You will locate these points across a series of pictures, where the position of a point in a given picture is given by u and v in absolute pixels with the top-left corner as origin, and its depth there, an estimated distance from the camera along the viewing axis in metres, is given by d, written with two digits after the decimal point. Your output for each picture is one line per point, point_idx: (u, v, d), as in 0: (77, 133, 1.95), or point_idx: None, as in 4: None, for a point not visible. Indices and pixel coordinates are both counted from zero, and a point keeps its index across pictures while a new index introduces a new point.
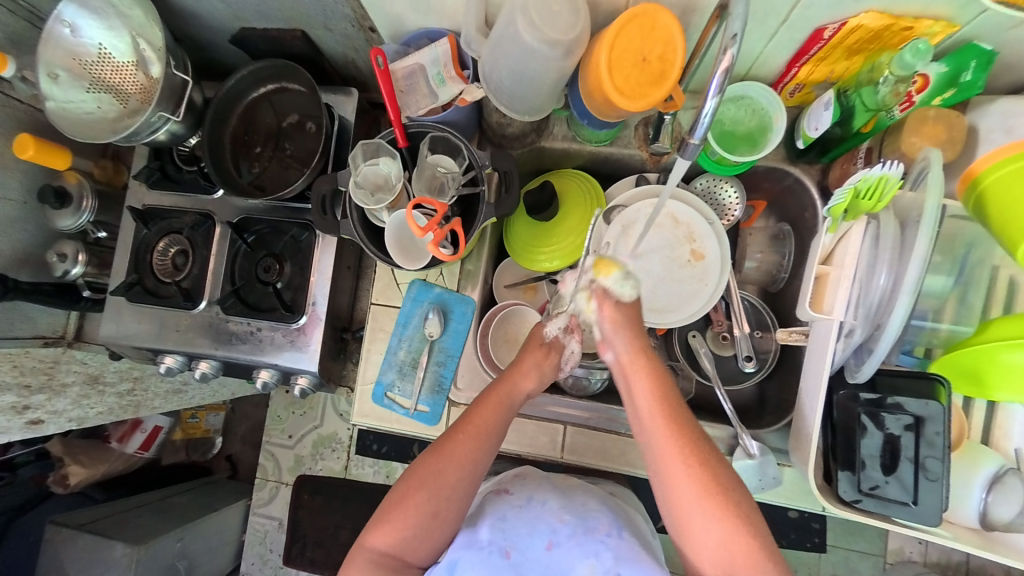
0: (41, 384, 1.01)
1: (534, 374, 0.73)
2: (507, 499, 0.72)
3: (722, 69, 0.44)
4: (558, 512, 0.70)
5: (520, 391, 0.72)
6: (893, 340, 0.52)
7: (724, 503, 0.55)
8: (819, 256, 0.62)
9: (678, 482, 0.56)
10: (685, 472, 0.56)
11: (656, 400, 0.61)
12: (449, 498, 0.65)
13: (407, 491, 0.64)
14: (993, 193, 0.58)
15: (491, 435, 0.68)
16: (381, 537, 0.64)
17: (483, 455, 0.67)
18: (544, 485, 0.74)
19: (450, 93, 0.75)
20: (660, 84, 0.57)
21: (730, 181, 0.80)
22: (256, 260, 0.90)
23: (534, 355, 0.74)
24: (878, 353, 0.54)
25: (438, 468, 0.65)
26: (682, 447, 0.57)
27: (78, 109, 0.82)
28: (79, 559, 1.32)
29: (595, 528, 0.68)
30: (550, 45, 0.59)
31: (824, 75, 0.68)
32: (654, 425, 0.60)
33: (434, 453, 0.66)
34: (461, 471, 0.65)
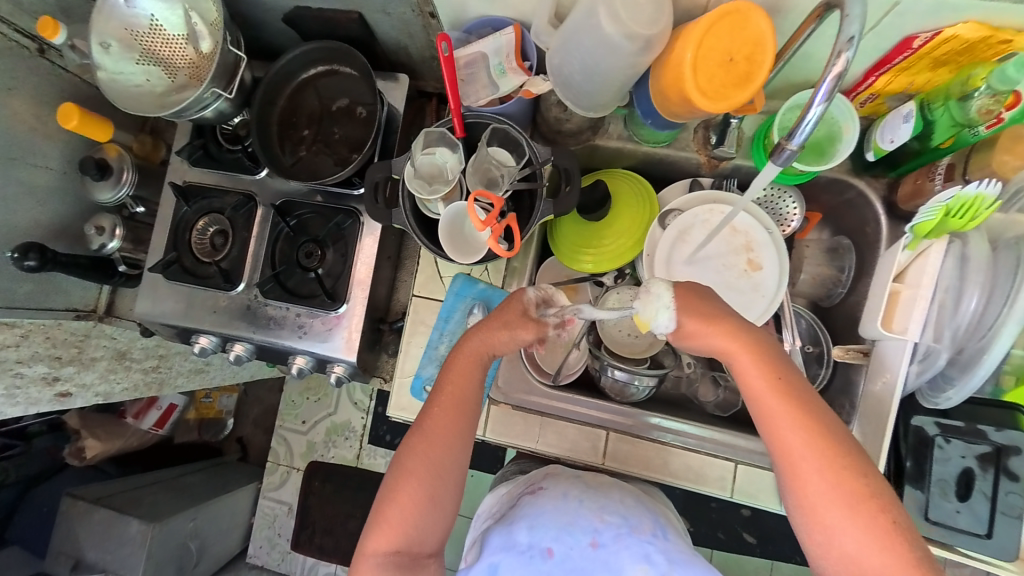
0: (71, 356, 1.01)
1: (507, 329, 0.66)
2: (542, 498, 0.70)
3: (834, 74, 0.43)
4: (596, 512, 0.66)
5: (491, 351, 0.67)
6: (991, 368, 0.53)
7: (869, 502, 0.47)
8: (892, 273, 0.61)
9: (809, 477, 0.49)
10: (816, 464, 0.48)
11: (772, 386, 0.52)
12: (443, 475, 0.62)
13: (398, 483, 0.61)
14: None
15: (466, 405, 0.65)
16: (383, 539, 0.59)
17: (461, 423, 0.64)
18: (580, 484, 0.72)
19: (510, 85, 0.72)
20: (744, 86, 0.55)
21: (790, 191, 0.78)
22: (297, 245, 0.88)
23: (513, 322, 0.66)
24: (972, 381, 0.54)
25: (422, 450, 0.62)
26: (810, 439, 0.49)
27: (127, 81, 0.80)
28: (94, 534, 1.32)
29: (637, 527, 0.65)
30: (630, 38, 0.57)
31: (902, 86, 0.66)
32: (775, 415, 0.51)
33: (416, 437, 0.63)
34: (446, 442, 0.63)
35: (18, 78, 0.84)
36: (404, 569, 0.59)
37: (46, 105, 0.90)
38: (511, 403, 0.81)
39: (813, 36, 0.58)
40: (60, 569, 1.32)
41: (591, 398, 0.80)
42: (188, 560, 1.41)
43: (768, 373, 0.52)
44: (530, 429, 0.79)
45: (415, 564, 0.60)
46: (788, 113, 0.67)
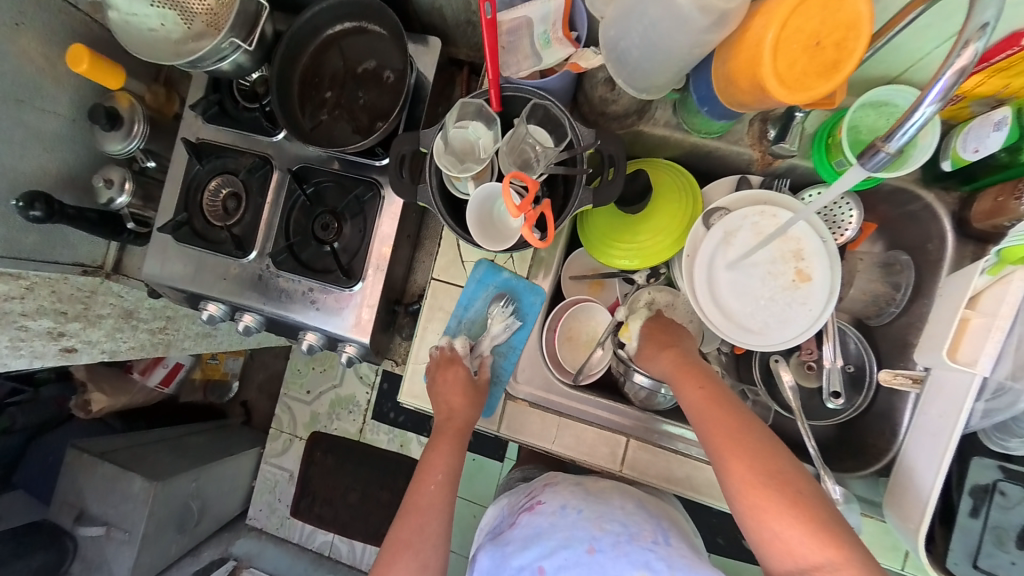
0: (78, 313, 0.99)
1: (463, 401, 0.75)
2: (539, 512, 0.69)
3: (956, 69, 0.36)
4: (594, 520, 0.65)
5: (465, 422, 0.76)
6: None
7: (788, 491, 0.52)
8: (965, 297, 0.56)
9: (733, 465, 0.55)
10: (740, 453, 0.55)
11: (701, 396, 0.61)
12: (435, 542, 0.68)
13: (392, 556, 0.66)
14: None
15: (449, 476, 0.74)
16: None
17: (448, 494, 0.73)
18: (579, 494, 0.70)
19: (555, 57, 0.65)
20: (828, 76, 0.48)
21: (846, 198, 0.72)
22: (313, 216, 0.84)
23: (444, 387, 0.75)
24: None
25: (416, 523, 0.69)
26: (729, 429, 0.57)
27: (141, 24, 0.74)
28: (98, 487, 1.33)
29: (638, 536, 0.63)
30: (702, 9, 0.50)
31: (994, 89, 0.59)
32: (702, 410, 0.60)
33: (408, 513, 0.70)
34: (437, 513, 0.70)
35: (27, 13, 0.78)
36: None
37: (56, 46, 0.84)
38: (528, 400, 0.79)
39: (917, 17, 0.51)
40: (64, 518, 1.34)
41: (610, 401, 0.78)
42: (189, 519, 1.43)
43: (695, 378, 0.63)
44: (546, 429, 0.75)
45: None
46: (859, 111, 0.64)
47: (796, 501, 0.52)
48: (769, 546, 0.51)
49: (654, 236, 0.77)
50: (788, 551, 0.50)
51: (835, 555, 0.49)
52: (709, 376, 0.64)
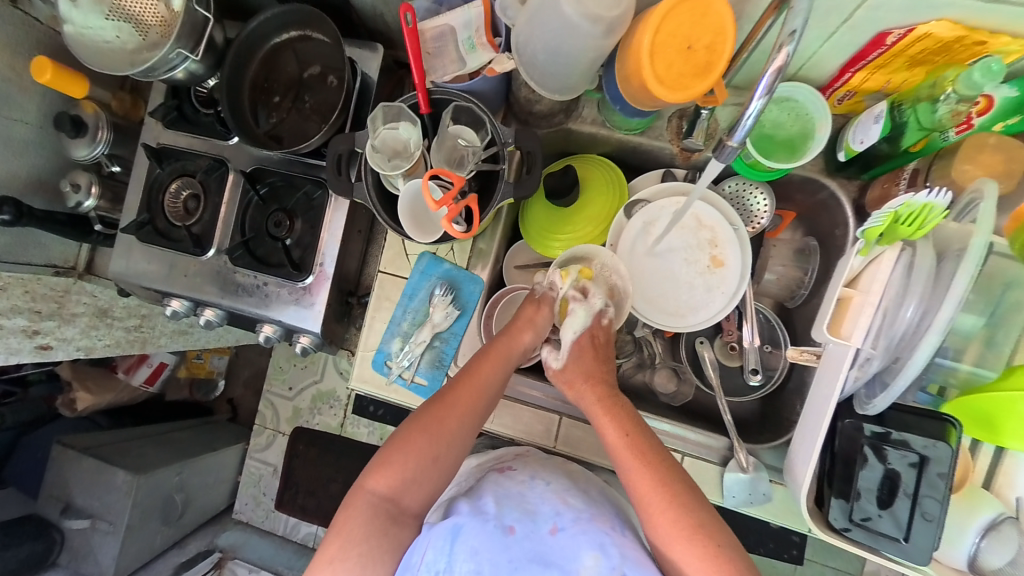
0: (52, 311, 1.04)
1: (532, 328, 0.75)
2: (509, 477, 0.72)
3: (775, 67, 0.43)
4: (560, 494, 0.69)
5: (520, 346, 0.73)
6: (913, 377, 0.52)
7: (708, 541, 0.58)
8: (845, 277, 0.61)
9: (657, 519, 0.60)
10: (662, 507, 0.60)
11: (622, 436, 0.65)
12: (450, 445, 0.66)
13: (409, 434, 0.66)
14: None
15: (492, 390, 0.69)
16: (381, 482, 0.64)
17: (481, 407, 0.69)
18: (549, 469, 0.74)
19: (479, 60, 0.70)
20: (704, 76, 0.53)
21: (761, 188, 0.77)
22: (267, 214, 0.89)
23: (528, 311, 0.76)
24: (895, 389, 0.54)
25: (442, 413, 0.67)
26: (652, 484, 0.61)
27: (97, 36, 0.79)
28: (83, 480, 1.38)
29: (598, 517, 0.66)
30: (591, 20, 0.56)
31: (880, 84, 0.64)
32: (626, 461, 0.63)
33: (438, 400, 0.68)
34: (464, 417, 0.67)
35: None
36: (389, 520, 0.64)
37: (22, 57, 0.89)
38: None
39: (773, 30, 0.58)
40: (51, 510, 1.40)
41: (550, 383, 0.83)
42: (174, 511, 1.48)
43: (619, 425, 0.66)
44: None
45: (399, 519, 0.64)
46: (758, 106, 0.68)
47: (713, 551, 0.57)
48: None
49: (586, 224, 0.81)
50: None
51: None
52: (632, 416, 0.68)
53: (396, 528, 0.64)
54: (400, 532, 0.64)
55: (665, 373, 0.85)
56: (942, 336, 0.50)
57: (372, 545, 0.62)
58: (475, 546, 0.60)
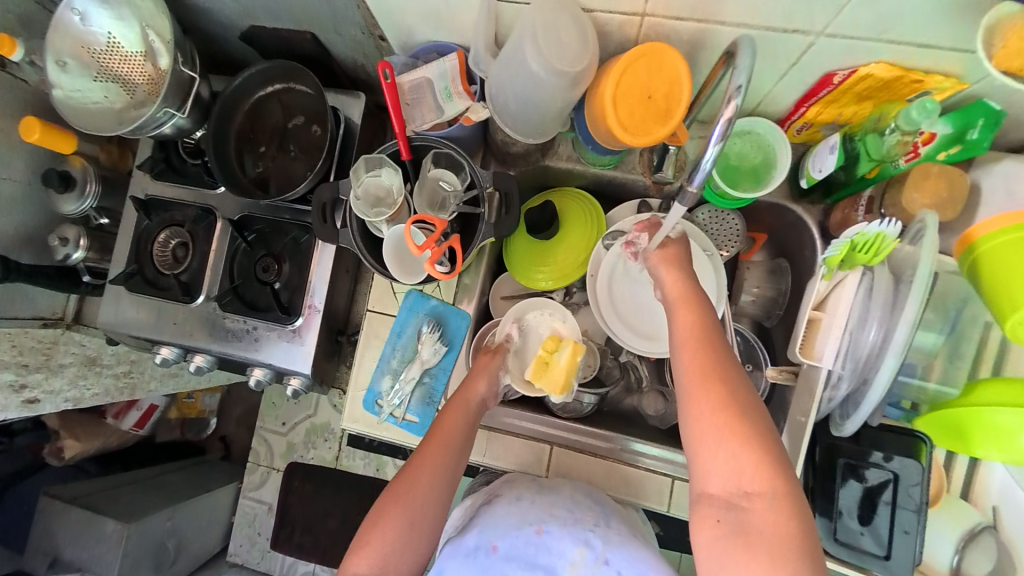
0: (39, 363, 1.03)
1: (487, 378, 0.77)
2: (497, 505, 0.72)
3: (726, 118, 0.47)
4: (545, 505, 0.70)
5: (476, 395, 0.75)
6: (880, 395, 0.54)
7: (740, 430, 0.52)
8: (812, 300, 0.62)
9: (695, 402, 0.55)
10: (707, 390, 0.55)
11: (690, 326, 0.60)
12: (424, 504, 0.67)
13: (384, 507, 0.66)
14: (989, 259, 0.56)
15: (455, 443, 0.71)
16: (362, 563, 0.64)
17: (450, 463, 0.70)
18: (534, 487, 0.74)
19: (456, 109, 0.73)
20: (664, 121, 0.57)
21: (732, 215, 0.81)
22: (255, 258, 0.90)
23: (482, 360, 0.79)
24: (865, 407, 0.56)
25: (410, 477, 0.68)
26: (703, 369, 0.56)
27: (85, 98, 0.81)
28: (72, 531, 1.35)
29: (583, 519, 0.69)
30: (556, 74, 0.59)
31: (832, 117, 0.68)
32: (684, 359, 0.58)
33: (408, 464, 0.70)
34: (430, 472, 0.68)
35: None
36: None
37: (10, 117, 0.91)
38: None
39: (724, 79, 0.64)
40: (38, 566, 1.35)
41: (536, 413, 0.82)
42: (166, 560, 1.43)
43: (693, 319, 0.61)
44: (477, 444, 0.82)
45: None
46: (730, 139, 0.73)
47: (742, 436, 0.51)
48: (708, 471, 0.52)
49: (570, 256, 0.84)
50: (711, 520, 0.51)
51: (763, 488, 0.50)
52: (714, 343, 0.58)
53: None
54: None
55: (654, 395, 0.86)
56: (901, 356, 0.52)
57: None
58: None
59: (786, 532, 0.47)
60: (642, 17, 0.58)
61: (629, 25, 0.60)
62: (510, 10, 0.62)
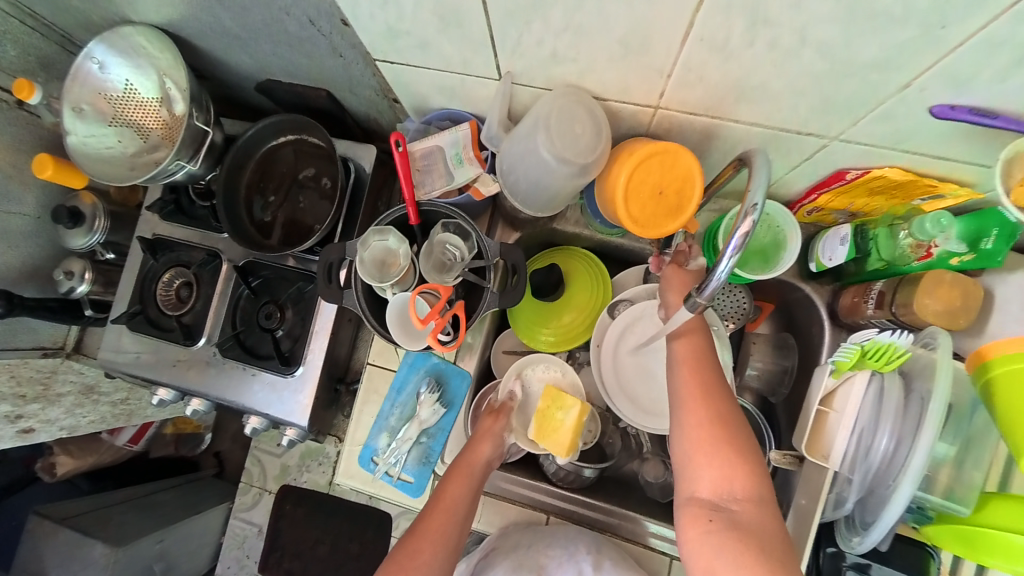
0: (36, 394, 1.03)
1: (492, 441, 0.75)
2: (494, 559, 0.75)
3: (741, 232, 0.47)
4: (539, 548, 0.75)
5: (481, 459, 0.74)
6: (898, 513, 0.51)
7: (729, 441, 0.55)
8: (819, 395, 0.63)
9: (688, 415, 0.57)
10: (699, 404, 0.57)
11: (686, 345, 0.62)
12: None
13: None
14: (1003, 383, 0.53)
15: (459, 512, 0.70)
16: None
17: (452, 535, 0.68)
18: (529, 536, 0.76)
19: (466, 175, 0.74)
20: (675, 216, 0.57)
21: (739, 288, 0.81)
22: (258, 305, 0.90)
23: (486, 422, 0.77)
24: (882, 526, 0.53)
25: (412, 550, 0.67)
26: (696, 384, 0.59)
27: (99, 144, 0.82)
28: (58, 555, 1.34)
29: (575, 551, 0.74)
30: (566, 162, 0.59)
31: (844, 205, 0.67)
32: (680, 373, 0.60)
33: (411, 534, 0.69)
34: (434, 543, 0.67)
35: None
36: None
37: (24, 153, 0.92)
38: None
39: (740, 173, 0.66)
40: None
41: (535, 481, 0.81)
42: None
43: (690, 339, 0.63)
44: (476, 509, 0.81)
45: None
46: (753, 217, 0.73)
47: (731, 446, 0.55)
48: (697, 480, 0.55)
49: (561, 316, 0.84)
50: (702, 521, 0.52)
51: (748, 496, 0.52)
52: (710, 360, 0.61)
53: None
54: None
55: (655, 462, 0.85)
56: (917, 482, 0.50)
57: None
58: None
59: (770, 531, 0.50)
60: (655, 109, 0.58)
61: (642, 113, 0.60)
62: (526, 93, 0.63)
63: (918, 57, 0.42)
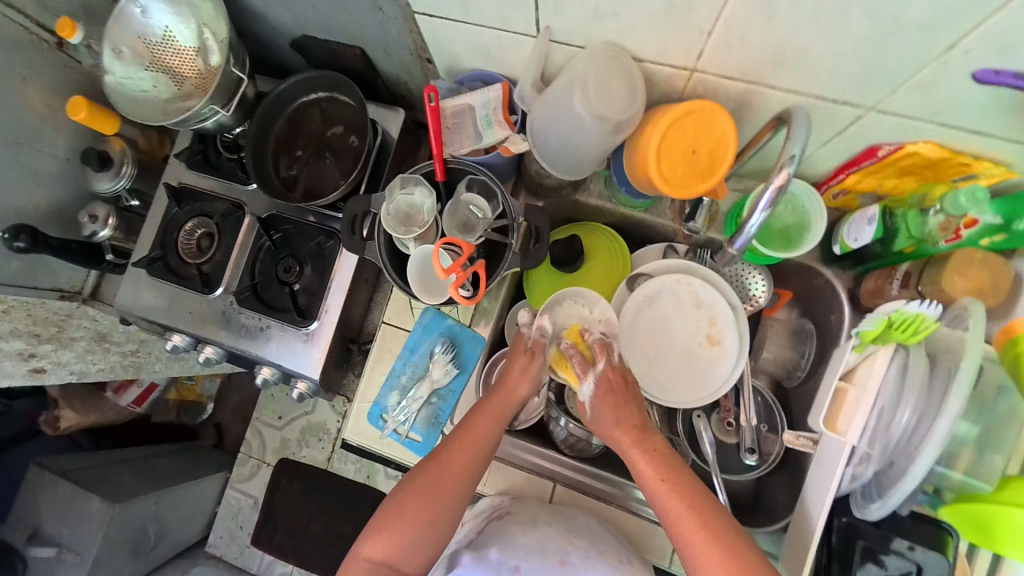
0: (51, 335, 1.04)
1: (526, 378, 0.71)
2: (510, 521, 0.72)
3: (776, 186, 0.48)
4: (565, 534, 0.70)
5: (516, 398, 0.70)
6: (913, 485, 0.53)
7: (715, 522, 0.57)
8: (840, 371, 0.63)
9: (689, 535, 0.57)
10: (694, 527, 0.57)
11: (654, 469, 0.61)
12: (446, 505, 0.64)
13: (404, 500, 0.64)
14: None
15: (486, 447, 0.68)
16: (375, 550, 0.63)
17: (475, 467, 0.66)
18: (546, 511, 0.74)
19: (494, 137, 0.74)
20: (707, 178, 0.57)
21: (758, 270, 0.81)
22: (277, 259, 0.91)
23: (519, 362, 0.72)
24: (896, 497, 0.55)
25: (436, 478, 0.65)
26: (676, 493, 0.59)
27: (134, 87, 0.83)
28: (55, 506, 1.33)
29: (603, 552, 0.68)
30: (601, 120, 0.59)
31: (872, 187, 0.67)
32: (658, 489, 0.60)
33: (432, 459, 0.66)
34: (460, 475, 0.65)
35: (35, 70, 0.88)
36: None
37: (60, 95, 0.94)
38: None
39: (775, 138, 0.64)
40: (17, 536, 1.34)
41: (544, 448, 0.82)
42: (144, 544, 1.42)
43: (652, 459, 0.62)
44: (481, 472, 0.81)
45: None
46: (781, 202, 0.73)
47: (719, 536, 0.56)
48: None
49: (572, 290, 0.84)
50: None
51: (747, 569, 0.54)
52: (650, 429, 0.65)
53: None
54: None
55: (661, 443, 0.83)
56: (937, 453, 0.51)
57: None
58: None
59: None
60: (691, 72, 0.58)
61: (677, 77, 0.60)
62: (562, 52, 0.63)
63: (965, 18, 0.42)
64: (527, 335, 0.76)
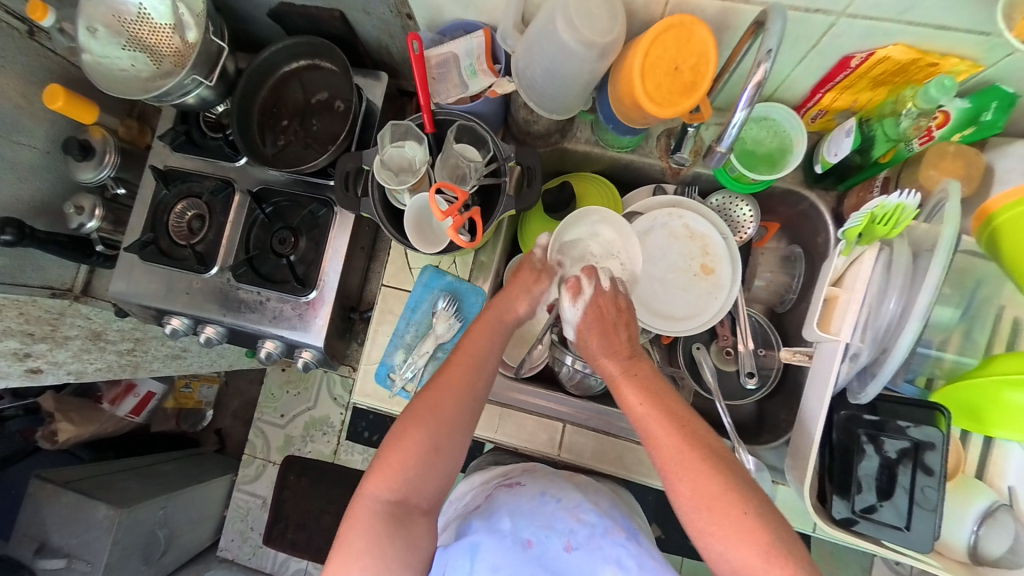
0: (45, 333, 1.01)
1: (529, 293, 0.73)
2: (519, 493, 0.71)
3: (754, 84, 0.51)
4: (571, 510, 0.68)
5: (513, 313, 0.72)
6: (899, 365, 0.55)
7: (720, 482, 0.53)
8: (830, 277, 0.66)
9: (685, 482, 0.54)
10: (690, 468, 0.54)
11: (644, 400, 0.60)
12: (450, 430, 0.64)
13: (406, 428, 0.63)
14: (1007, 229, 0.58)
15: (485, 364, 0.68)
16: (381, 486, 0.62)
17: (476, 385, 0.67)
18: (558, 482, 0.73)
19: (480, 85, 0.75)
20: (690, 94, 0.60)
21: (745, 199, 0.83)
22: (272, 231, 0.91)
23: (525, 278, 0.74)
24: (883, 377, 0.57)
25: (436, 402, 0.64)
26: (670, 432, 0.56)
27: (112, 65, 0.83)
28: (61, 517, 1.29)
29: (610, 529, 0.66)
30: (585, 46, 0.60)
31: (847, 104, 0.70)
32: (661, 436, 0.57)
33: (431, 385, 0.66)
34: (463, 399, 0.65)
35: (7, 58, 0.86)
36: (399, 520, 0.62)
37: (34, 85, 0.92)
38: None
39: (748, 58, 0.66)
40: (24, 551, 1.30)
41: (551, 392, 0.83)
42: (155, 550, 1.39)
43: (643, 394, 0.60)
44: (489, 420, 0.81)
45: (409, 518, 0.63)
46: (749, 126, 0.74)
47: (736, 496, 0.52)
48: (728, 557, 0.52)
49: None
50: (741, 530, 0.51)
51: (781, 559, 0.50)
52: (636, 364, 0.64)
53: (406, 529, 0.62)
54: (412, 531, 0.63)
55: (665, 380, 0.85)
56: (918, 331, 0.53)
57: (378, 553, 0.60)
58: (496, 562, 0.61)
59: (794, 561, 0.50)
60: None
61: (655, 3, 0.61)
62: None
63: None
64: (537, 254, 0.76)
